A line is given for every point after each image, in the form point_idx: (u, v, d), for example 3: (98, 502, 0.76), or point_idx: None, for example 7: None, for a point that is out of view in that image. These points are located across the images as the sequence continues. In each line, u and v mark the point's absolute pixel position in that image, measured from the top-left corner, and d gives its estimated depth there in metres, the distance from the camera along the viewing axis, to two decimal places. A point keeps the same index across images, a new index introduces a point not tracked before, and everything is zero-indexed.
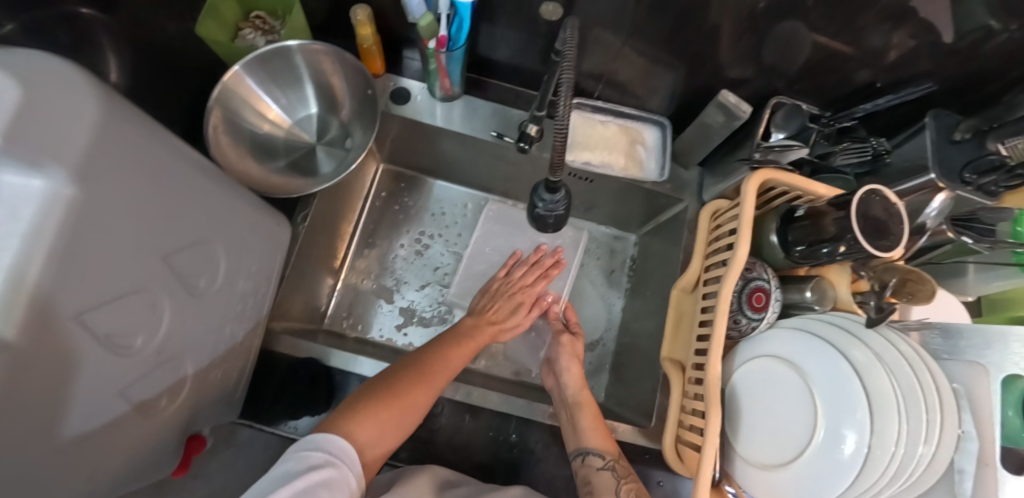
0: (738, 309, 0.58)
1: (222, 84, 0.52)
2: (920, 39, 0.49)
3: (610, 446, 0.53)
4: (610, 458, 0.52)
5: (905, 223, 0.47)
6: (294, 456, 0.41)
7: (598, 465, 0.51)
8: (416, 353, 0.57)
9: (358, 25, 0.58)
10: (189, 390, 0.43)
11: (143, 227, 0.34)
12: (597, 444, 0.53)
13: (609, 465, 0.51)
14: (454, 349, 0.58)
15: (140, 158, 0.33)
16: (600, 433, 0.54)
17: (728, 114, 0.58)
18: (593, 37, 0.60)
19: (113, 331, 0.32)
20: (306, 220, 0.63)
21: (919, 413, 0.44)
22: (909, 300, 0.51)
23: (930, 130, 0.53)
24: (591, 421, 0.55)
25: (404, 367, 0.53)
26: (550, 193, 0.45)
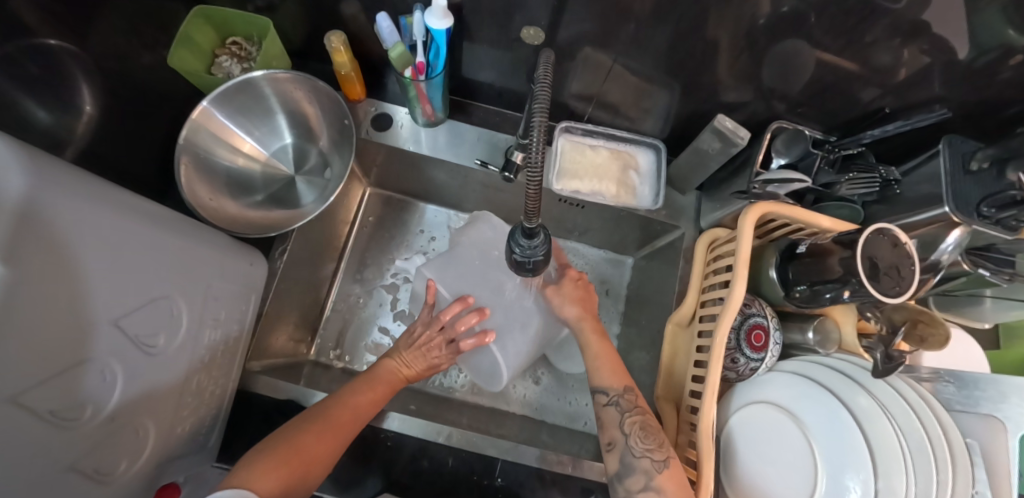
0: (737, 347, 0.53)
1: (190, 122, 0.50)
2: (931, 62, 0.45)
3: (616, 379, 0.52)
4: (615, 393, 0.51)
5: (917, 266, 0.42)
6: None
7: (604, 401, 0.51)
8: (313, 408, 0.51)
9: (334, 52, 0.56)
10: (146, 446, 0.41)
11: (85, 294, 0.31)
12: (604, 382, 0.52)
13: (615, 400, 0.51)
14: (342, 408, 0.51)
15: (89, 227, 0.31)
16: (609, 369, 0.53)
17: (724, 141, 0.54)
18: (579, 60, 0.57)
19: (58, 407, 0.31)
20: (284, 254, 0.61)
21: (928, 471, 0.41)
22: (920, 346, 0.47)
23: (943, 156, 0.49)
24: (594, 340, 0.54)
25: (296, 428, 0.48)
26: (527, 238, 0.43)
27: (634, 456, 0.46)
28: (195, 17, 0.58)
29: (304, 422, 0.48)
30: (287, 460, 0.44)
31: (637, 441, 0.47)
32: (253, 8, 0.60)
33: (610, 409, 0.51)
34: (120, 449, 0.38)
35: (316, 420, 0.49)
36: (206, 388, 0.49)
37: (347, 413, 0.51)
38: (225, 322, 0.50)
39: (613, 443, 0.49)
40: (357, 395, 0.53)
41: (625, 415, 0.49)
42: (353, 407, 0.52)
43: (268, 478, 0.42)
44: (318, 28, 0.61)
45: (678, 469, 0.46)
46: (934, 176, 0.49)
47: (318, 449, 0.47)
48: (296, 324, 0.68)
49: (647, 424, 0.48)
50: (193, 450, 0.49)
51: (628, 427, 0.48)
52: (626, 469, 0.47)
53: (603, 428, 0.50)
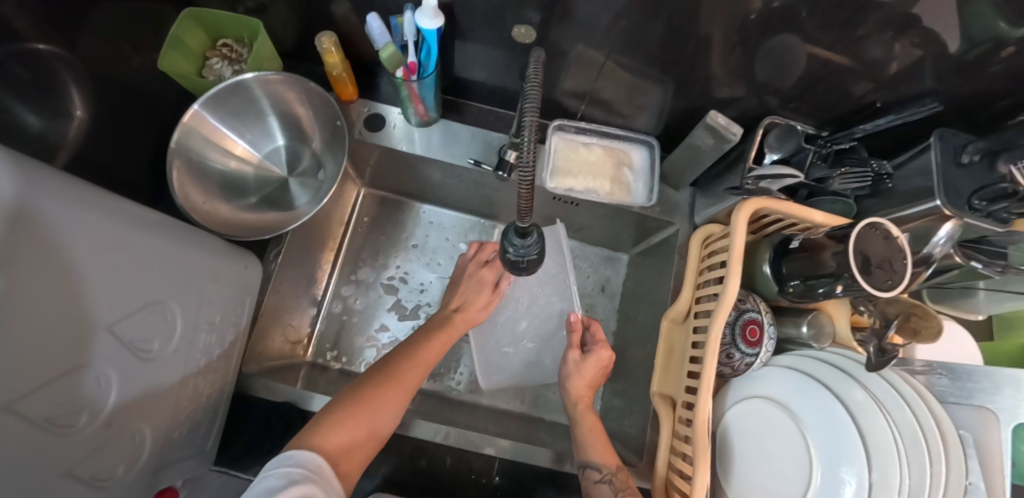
0: (732, 343, 0.53)
1: (182, 126, 0.50)
2: (923, 55, 0.45)
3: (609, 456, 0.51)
4: (608, 471, 0.50)
5: (909, 259, 0.43)
6: (271, 474, 0.36)
7: (594, 478, 0.50)
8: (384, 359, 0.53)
9: (326, 53, 0.55)
10: (143, 450, 0.41)
11: (79, 300, 0.31)
12: (594, 456, 0.51)
13: (607, 478, 0.49)
14: (407, 360, 0.52)
15: (83, 232, 0.31)
16: (600, 446, 0.53)
17: (717, 137, 0.54)
18: (572, 58, 0.57)
19: (54, 414, 0.31)
20: (279, 256, 0.61)
21: (922, 463, 0.42)
22: (914, 339, 0.48)
23: (935, 149, 0.49)
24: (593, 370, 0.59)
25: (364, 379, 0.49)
26: (521, 238, 0.43)
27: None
28: (185, 19, 0.57)
29: (369, 382, 0.48)
30: (355, 422, 0.44)
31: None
32: (244, 9, 0.60)
33: (601, 486, 0.49)
34: (117, 454, 0.38)
35: (379, 382, 0.48)
36: (202, 392, 0.49)
37: (414, 365, 0.52)
38: (220, 326, 0.50)
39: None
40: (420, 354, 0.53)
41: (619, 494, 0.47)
42: (414, 369, 0.51)
43: (342, 430, 0.43)
44: (309, 29, 0.60)
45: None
46: (927, 170, 0.49)
47: (389, 395, 0.48)
48: (291, 326, 0.68)
49: None
50: (190, 454, 0.49)
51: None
52: None
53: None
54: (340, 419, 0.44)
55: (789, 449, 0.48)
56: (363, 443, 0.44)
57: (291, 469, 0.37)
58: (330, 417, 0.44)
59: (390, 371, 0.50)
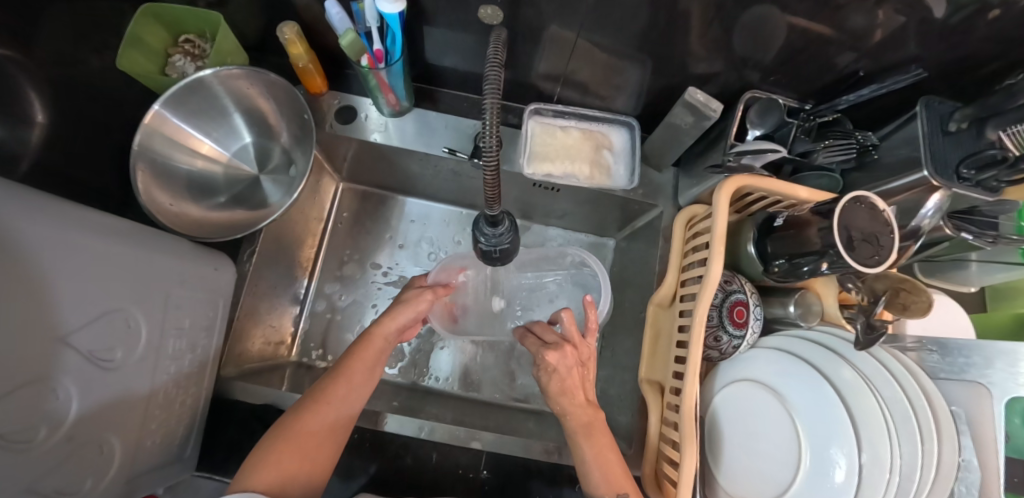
0: (719, 325, 0.51)
1: (142, 127, 0.48)
2: (905, 19, 0.43)
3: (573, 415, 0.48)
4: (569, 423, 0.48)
5: (895, 233, 0.42)
6: None
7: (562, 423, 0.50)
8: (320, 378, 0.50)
9: (289, 44, 0.53)
10: (115, 462, 0.40)
11: (26, 312, 0.30)
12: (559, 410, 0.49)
13: None
14: (334, 383, 0.49)
15: (27, 239, 0.30)
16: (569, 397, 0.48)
17: (697, 114, 0.53)
18: (545, 39, 0.55)
19: (11, 430, 0.30)
20: (253, 256, 0.59)
21: (913, 440, 0.41)
22: (901, 314, 0.47)
23: (920, 119, 0.47)
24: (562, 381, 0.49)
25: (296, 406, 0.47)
26: (491, 226, 0.41)
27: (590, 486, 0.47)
28: (143, 15, 0.55)
29: (296, 415, 0.46)
30: (290, 461, 0.44)
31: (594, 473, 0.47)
32: (204, 3, 0.57)
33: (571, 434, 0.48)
34: (83, 467, 0.37)
35: (307, 415, 0.46)
36: (175, 399, 0.48)
37: (340, 386, 0.49)
38: (191, 330, 0.49)
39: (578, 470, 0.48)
40: (347, 376, 0.50)
41: None
42: (342, 390, 0.49)
43: (269, 471, 0.43)
44: (272, 20, 0.58)
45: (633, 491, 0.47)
46: (912, 140, 0.48)
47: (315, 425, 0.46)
48: (271, 327, 0.66)
49: None
50: (167, 462, 0.48)
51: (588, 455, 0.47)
52: None
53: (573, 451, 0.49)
54: (267, 466, 0.43)
55: (777, 432, 0.48)
56: (299, 476, 0.44)
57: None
58: (261, 464, 0.43)
59: (319, 399, 0.48)
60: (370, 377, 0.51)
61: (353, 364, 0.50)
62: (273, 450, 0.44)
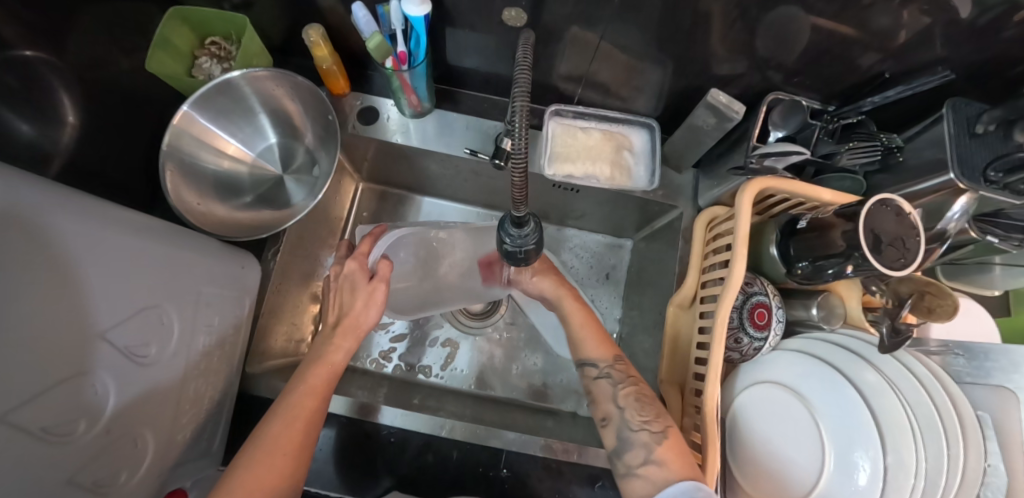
0: (739, 327, 0.52)
1: (173, 128, 0.49)
2: (933, 19, 0.42)
3: (605, 351, 0.52)
4: (605, 365, 0.51)
5: (922, 236, 0.42)
6: None
7: (595, 374, 0.52)
8: (286, 398, 0.45)
9: (313, 46, 0.54)
10: (149, 456, 0.42)
11: (66, 309, 0.31)
12: (593, 353, 0.52)
13: (605, 373, 0.51)
14: (301, 404, 0.45)
15: (64, 236, 0.31)
16: (595, 339, 0.53)
17: (719, 115, 0.53)
18: (566, 40, 0.55)
19: (51, 423, 0.31)
20: (277, 255, 0.60)
21: (939, 444, 0.41)
22: (927, 317, 0.46)
23: (948, 120, 0.47)
24: (583, 330, 0.55)
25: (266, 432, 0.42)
26: (517, 227, 0.42)
27: (632, 429, 0.46)
28: (171, 18, 0.56)
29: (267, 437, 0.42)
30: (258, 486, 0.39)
31: (633, 414, 0.47)
32: (230, 5, 0.58)
33: (601, 381, 0.51)
34: (119, 460, 0.38)
35: (272, 441, 0.42)
36: (204, 394, 0.49)
37: (294, 411, 0.44)
38: (220, 327, 0.50)
39: (608, 419, 0.49)
40: (300, 403, 0.45)
41: (618, 386, 0.49)
42: (302, 413, 0.44)
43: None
44: (296, 22, 0.59)
45: (676, 440, 0.45)
46: (938, 141, 0.48)
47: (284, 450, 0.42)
48: (294, 325, 0.67)
49: (641, 392, 0.49)
50: (196, 456, 0.49)
51: (622, 400, 0.49)
52: (623, 443, 0.47)
53: (597, 404, 0.50)
54: None
55: (801, 435, 0.47)
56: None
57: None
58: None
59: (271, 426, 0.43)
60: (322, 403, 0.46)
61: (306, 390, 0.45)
62: (243, 480, 0.39)
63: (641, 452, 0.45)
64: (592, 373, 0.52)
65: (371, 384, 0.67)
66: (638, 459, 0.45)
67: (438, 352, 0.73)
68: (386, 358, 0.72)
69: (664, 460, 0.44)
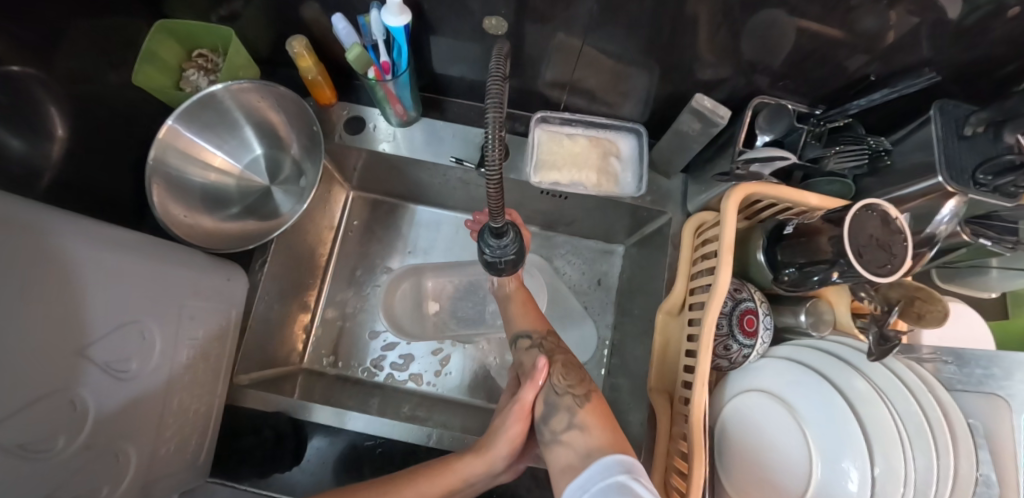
0: (728, 333, 0.51)
1: (157, 141, 0.49)
2: (919, 19, 0.42)
3: (538, 323, 0.54)
4: (537, 335, 0.52)
5: (909, 240, 0.41)
6: None
7: (526, 345, 0.52)
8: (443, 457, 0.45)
9: (297, 57, 0.54)
10: (133, 468, 0.42)
11: (45, 325, 0.31)
12: (525, 325, 0.54)
13: (536, 342, 0.52)
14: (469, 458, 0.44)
15: (45, 253, 0.31)
16: (529, 315, 0.55)
17: (705, 121, 0.52)
18: (551, 46, 0.55)
19: (29, 440, 0.31)
20: (264, 266, 0.60)
21: (928, 454, 0.40)
22: (917, 323, 0.45)
23: (935, 123, 0.46)
24: (518, 307, 0.56)
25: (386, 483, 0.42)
26: (496, 238, 0.41)
27: (557, 394, 0.45)
28: (157, 32, 0.56)
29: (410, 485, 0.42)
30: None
31: (559, 378, 0.46)
32: (217, 18, 0.59)
33: (532, 351, 0.51)
34: (100, 475, 0.38)
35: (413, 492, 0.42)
36: (189, 406, 0.49)
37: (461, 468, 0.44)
38: (205, 340, 0.50)
39: (535, 385, 0.46)
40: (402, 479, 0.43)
41: (546, 353, 0.50)
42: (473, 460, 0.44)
43: None
44: (282, 33, 0.59)
45: (601, 408, 0.44)
46: (926, 144, 0.47)
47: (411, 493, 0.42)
48: (284, 334, 0.67)
49: (568, 362, 0.49)
50: (182, 469, 0.49)
51: (550, 367, 0.48)
52: (548, 407, 0.44)
53: (524, 371, 0.49)
54: None
55: (789, 444, 0.47)
56: None
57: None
58: None
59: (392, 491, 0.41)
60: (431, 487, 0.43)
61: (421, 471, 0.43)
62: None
63: (566, 417, 0.43)
64: (523, 345, 0.52)
65: (362, 394, 0.66)
66: (561, 424, 0.42)
67: (433, 362, 0.72)
68: (376, 367, 0.71)
69: (587, 424, 0.41)
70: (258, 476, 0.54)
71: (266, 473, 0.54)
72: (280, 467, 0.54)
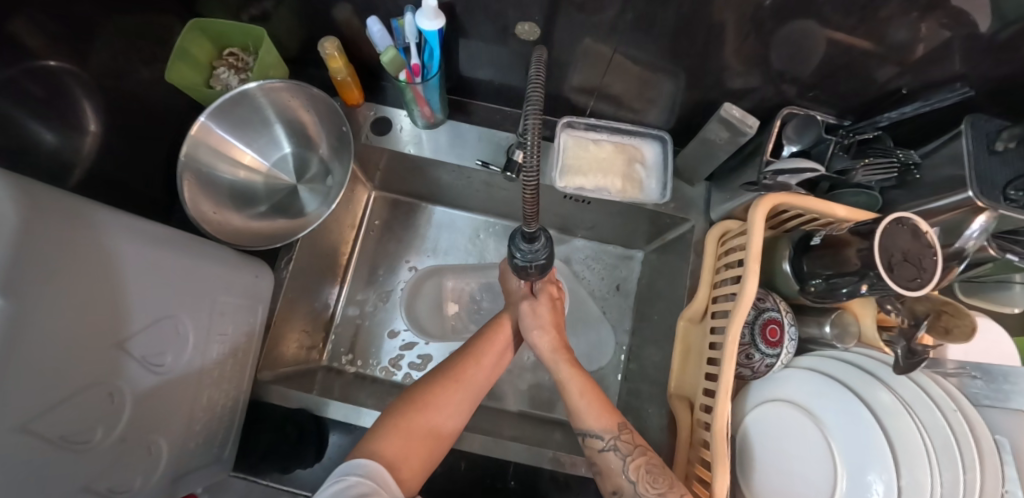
0: (750, 343, 0.52)
1: (190, 138, 0.50)
2: (952, 32, 0.42)
3: (610, 422, 0.48)
4: (610, 437, 0.47)
5: (938, 256, 0.41)
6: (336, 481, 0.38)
7: (599, 446, 0.48)
8: (456, 353, 0.54)
9: (329, 58, 0.55)
10: (163, 461, 0.42)
11: (86, 319, 0.32)
12: (594, 424, 0.48)
13: (611, 446, 0.47)
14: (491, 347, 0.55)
15: (87, 245, 0.32)
16: (596, 408, 0.49)
17: (732, 130, 0.53)
18: (579, 52, 0.55)
19: (69, 431, 0.31)
20: (289, 264, 0.61)
21: (953, 470, 0.39)
22: (944, 338, 0.45)
23: (966, 137, 0.46)
24: (581, 397, 0.50)
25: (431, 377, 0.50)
26: (528, 242, 0.42)
27: None
28: (191, 30, 0.57)
29: (434, 387, 0.48)
30: (405, 442, 0.44)
31: (647, 489, 0.45)
32: (249, 17, 0.59)
33: (607, 454, 0.47)
34: (133, 468, 0.39)
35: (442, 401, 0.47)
36: (217, 400, 0.49)
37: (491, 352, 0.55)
38: (233, 336, 0.51)
39: (618, 493, 0.47)
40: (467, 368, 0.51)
41: (627, 460, 0.46)
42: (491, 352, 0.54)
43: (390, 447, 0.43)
44: (312, 33, 0.60)
45: None
46: (956, 158, 0.47)
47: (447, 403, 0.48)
48: (305, 332, 0.68)
49: (653, 464, 0.46)
50: (207, 462, 0.49)
51: (634, 475, 0.46)
52: None
53: (604, 476, 0.48)
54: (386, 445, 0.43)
55: (812, 454, 0.47)
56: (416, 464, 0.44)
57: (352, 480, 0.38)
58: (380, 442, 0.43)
59: (475, 350, 0.54)
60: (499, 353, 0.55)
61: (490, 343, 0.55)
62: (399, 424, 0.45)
63: None
64: (597, 446, 0.48)
65: (381, 392, 0.67)
66: None
67: None
68: (395, 366, 0.72)
69: None
70: (279, 471, 0.55)
71: (288, 468, 0.54)
72: (302, 463, 0.55)
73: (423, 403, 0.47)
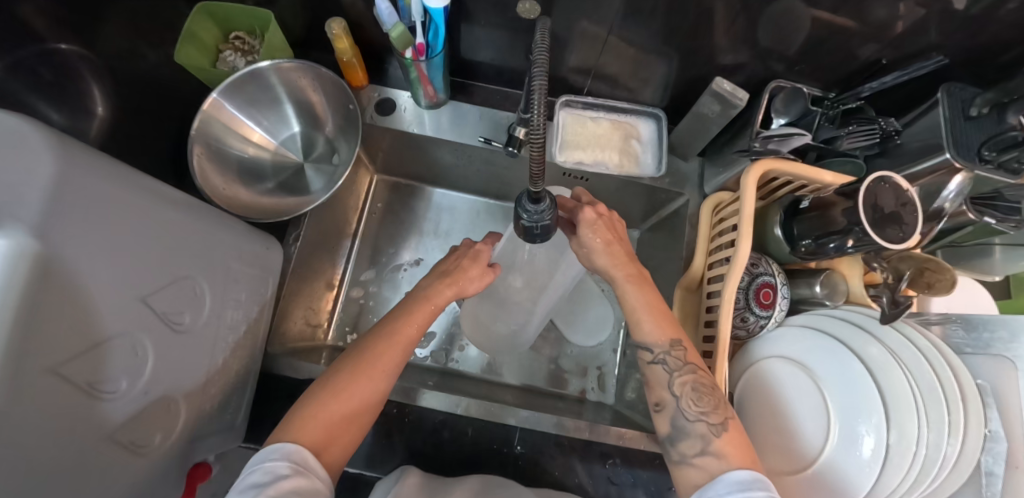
0: (745, 306, 0.54)
1: (202, 113, 0.51)
2: (929, 8, 0.44)
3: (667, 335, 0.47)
4: (662, 350, 0.47)
5: (920, 211, 0.44)
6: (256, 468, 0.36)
7: (649, 359, 0.48)
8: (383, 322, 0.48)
9: (335, 39, 0.56)
10: (181, 423, 0.44)
11: (116, 269, 0.33)
12: (650, 334, 0.47)
13: (661, 359, 0.47)
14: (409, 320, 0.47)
15: (116, 204, 0.33)
16: (657, 323, 0.48)
17: (724, 103, 0.55)
18: (576, 33, 0.57)
19: (98, 378, 0.33)
20: (298, 240, 0.63)
21: (941, 414, 0.42)
22: (927, 291, 0.48)
23: (942, 104, 0.49)
24: (640, 312, 0.48)
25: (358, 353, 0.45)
26: (534, 203, 0.44)
27: (688, 420, 0.44)
28: (198, 13, 0.59)
29: (347, 368, 0.44)
30: (325, 427, 0.41)
31: (690, 404, 0.44)
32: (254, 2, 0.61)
33: (656, 367, 0.47)
34: (153, 426, 0.40)
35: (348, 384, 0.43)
36: (230, 370, 0.50)
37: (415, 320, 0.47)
38: (246, 303, 0.52)
39: (662, 405, 0.46)
40: (378, 355, 0.44)
41: (676, 374, 0.46)
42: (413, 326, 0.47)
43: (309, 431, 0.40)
44: (317, 17, 0.62)
45: (738, 435, 0.43)
46: (934, 126, 0.50)
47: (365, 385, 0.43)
48: (311, 310, 0.69)
49: (700, 381, 0.45)
50: (219, 429, 0.50)
51: (678, 389, 0.45)
52: (677, 434, 0.44)
53: (649, 389, 0.47)
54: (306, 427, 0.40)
55: (809, 405, 0.49)
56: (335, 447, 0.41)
57: (275, 465, 0.36)
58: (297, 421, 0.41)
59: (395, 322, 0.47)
60: (422, 328, 0.48)
61: (408, 318, 0.47)
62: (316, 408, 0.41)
63: (698, 442, 0.42)
64: (646, 357, 0.48)
65: None
66: (694, 449, 0.43)
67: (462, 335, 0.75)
68: None
69: (724, 452, 0.41)
70: None
71: None
72: None
73: (334, 392, 0.42)
